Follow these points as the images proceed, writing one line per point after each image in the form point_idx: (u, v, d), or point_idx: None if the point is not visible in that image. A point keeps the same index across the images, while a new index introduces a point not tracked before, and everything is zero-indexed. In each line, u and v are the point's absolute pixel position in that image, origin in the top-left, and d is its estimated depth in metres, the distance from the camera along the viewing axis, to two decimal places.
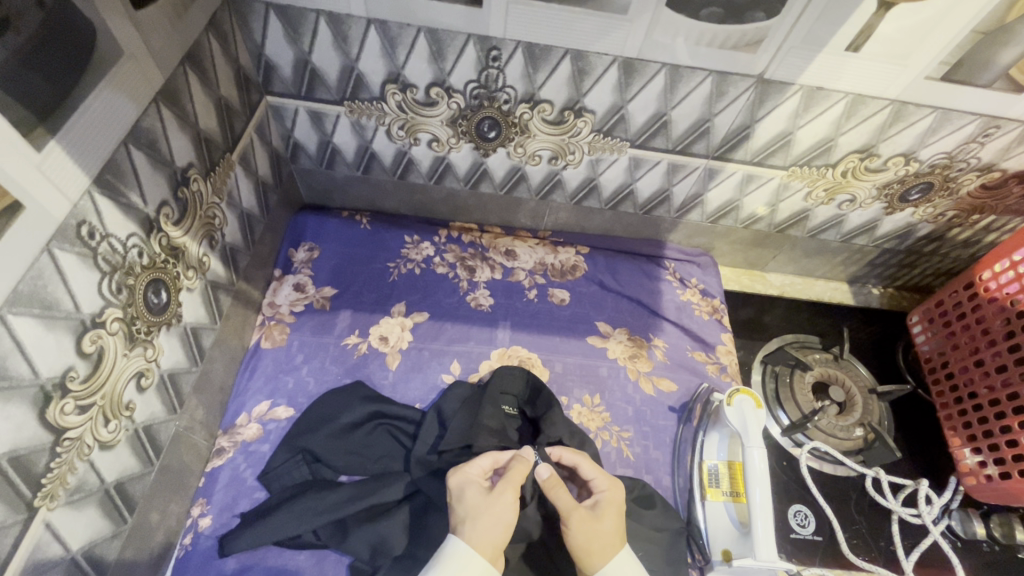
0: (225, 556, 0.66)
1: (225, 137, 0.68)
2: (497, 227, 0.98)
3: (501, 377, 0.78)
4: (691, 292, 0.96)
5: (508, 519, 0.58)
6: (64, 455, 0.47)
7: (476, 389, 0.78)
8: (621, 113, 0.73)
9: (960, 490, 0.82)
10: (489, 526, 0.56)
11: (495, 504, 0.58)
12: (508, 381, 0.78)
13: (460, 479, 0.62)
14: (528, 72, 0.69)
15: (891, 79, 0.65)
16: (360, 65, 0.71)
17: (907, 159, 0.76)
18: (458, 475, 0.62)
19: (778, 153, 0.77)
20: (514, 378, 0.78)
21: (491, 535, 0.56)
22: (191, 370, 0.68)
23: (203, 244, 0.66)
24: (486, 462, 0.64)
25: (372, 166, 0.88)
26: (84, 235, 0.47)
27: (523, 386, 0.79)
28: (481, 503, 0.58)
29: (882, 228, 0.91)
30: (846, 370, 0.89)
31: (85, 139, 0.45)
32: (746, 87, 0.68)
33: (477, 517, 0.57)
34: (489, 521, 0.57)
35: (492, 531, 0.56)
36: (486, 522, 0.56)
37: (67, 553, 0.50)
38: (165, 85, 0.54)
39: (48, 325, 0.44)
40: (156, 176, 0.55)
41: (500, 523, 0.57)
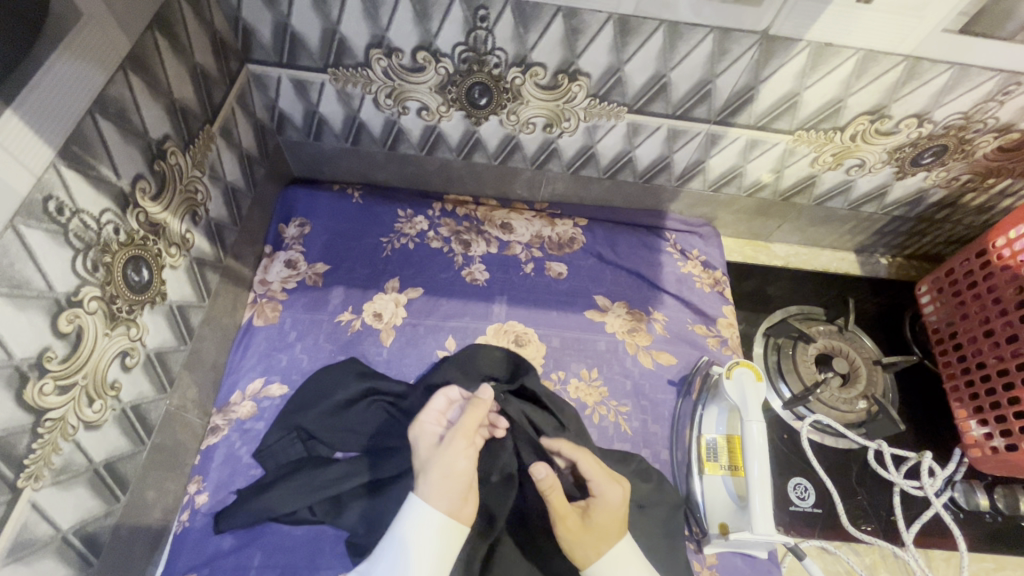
0: (221, 533, 0.66)
1: (203, 108, 0.66)
2: (493, 200, 0.96)
3: (478, 355, 0.76)
4: (692, 264, 0.93)
5: (462, 468, 0.57)
6: (46, 436, 0.47)
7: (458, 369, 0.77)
8: (618, 75, 0.70)
9: (964, 461, 0.81)
10: (441, 478, 0.57)
11: (448, 450, 0.59)
12: (487, 359, 0.76)
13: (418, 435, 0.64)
14: (519, 33, 0.66)
15: (905, 33, 0.61)
16: (342, 28, 0.67)
17: (920, 120, 0.72)
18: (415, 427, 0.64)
19: (784, 116, 0.74)
20: (492, 356, 0.77)
21: (446, 476, 0.57)
22: (180, 349, 0.67)
23: (185, 220, 0.65)
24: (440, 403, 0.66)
25: (361, 137, 0.85)
26: (52, 211, 0.45)
27: (504, 362, 0.77)
28: (434, 454, 0.59)
29: (892, 194, 0.87)
30: (850, 342, 0.87)
31: (45, 109, 0.42)
32: (750, 44, 0.64)
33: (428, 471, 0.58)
34: (449, 466, 0.57)
35: (451, 481, 0.57)
36: (441, 473, 0.57)
37: (57, 532, 0.50)
38: (132, 51, 0.51)
39: (19, 305, 0.43)
40: (128, 148, 0.53)
41: (452, 466, 0.57)
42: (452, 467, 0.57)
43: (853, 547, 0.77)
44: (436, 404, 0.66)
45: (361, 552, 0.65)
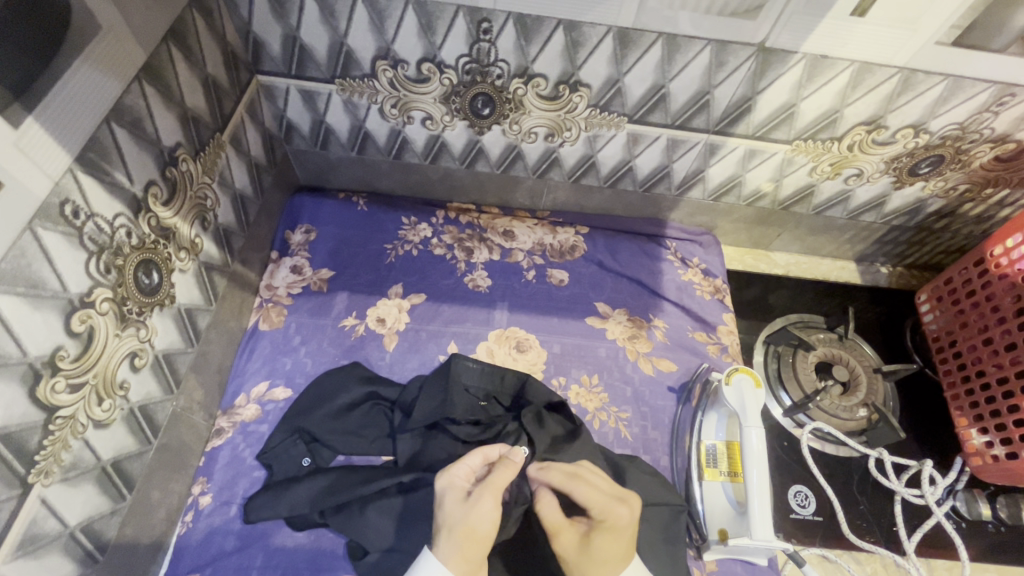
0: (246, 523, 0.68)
1: (214, 117, 0.68)
2: (496, 208, 0.97)
3: (460, 372, 0.75)
4: (692, 272, 0.94)
5: (485, 531, 0.55)
6: (57, 432, 0.48)
7: (436, 378, 0.76)
8: (617, 86, 0.71)
9: (966, 470, 0.81)
10: (464, 537, 0.54)
11: (475, 509, 0.56)
12: (468, 376, 0.76)
13: (447, 489, 0.59)
14: (520, 45, 0.68)
15: (898, 45, 0.62)
16: (349, 41, 0.69)
17: (916, 130, 0.74)
18: (444, 478, 0.61)
19: (782, 126, 0.75)
20: (471, 372, 0.76)
21: (474, 538, 0.55)
22: (187, 351, 0.68)
23: (195, 225, 0.66)
24: (475, 460, 0.62)
25: (367, 146, 0.87)
26: (68, 214, 0.47)
27: (483, 376, 0.76)
28: (461, 509, 0.57)
29: (891, 204, 0.88)
30: (850, 350, 0.87)
31: (65, 117, 0.44)
32: (747, 56, 0.66)
33: (453, 530, 0.55)
34: (472, 542, 0.54)
35: (473, 541, 0.54)
36: (466, 531, 0.55)
37: (65, 529, 0.51)
38: (148, 62, 0.53)
39: (35, 304, 0.44)
40: (142, 155, 0.55)
41: (479, 532, 0.55)
42: (473, 524, 0.55)
43: (854, 556, 0.76)
44: (470, 461, 0.62)
45: (361, 556, 0.66)
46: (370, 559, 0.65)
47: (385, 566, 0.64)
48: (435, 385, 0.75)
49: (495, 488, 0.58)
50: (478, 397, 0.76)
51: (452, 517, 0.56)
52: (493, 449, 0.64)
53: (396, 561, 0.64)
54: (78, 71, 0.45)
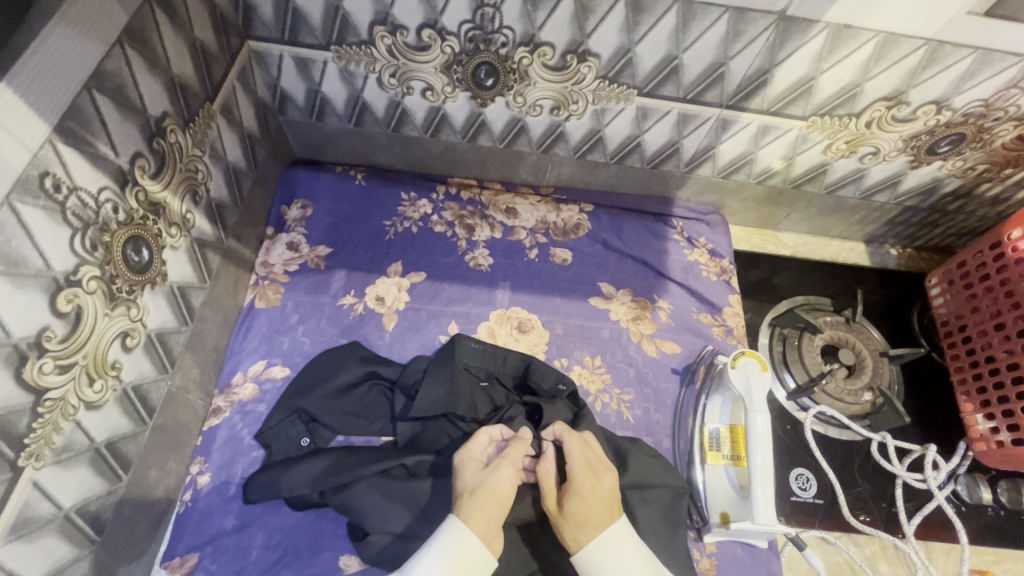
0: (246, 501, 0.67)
1: (204, 85, 0.64)
2: (498, 183, 0.94)
3: (462, 352, 0.74)
4: (698, 252, 0.92)
5: (505, 492, 0.56)
6: (46, 415, 0.46)
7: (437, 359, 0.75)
8: (628, 56, 0.68)
9: (969, 455, 0.80)
10: (485, 498, 0.55)
11: (493, 474, 0.57)
12: (470, 356, 0.75)
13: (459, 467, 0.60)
14: (527, 10, 0.64)
15: (927, 15, 0.59)
16: (345, 4, 0.66)
17: (939, 107, 0.70)
18: (462, 451, 0.61)
19: (798, 101, 0.72)
20: (473, 352, 0.75)
21: (491, 504, 0.55)
22: (181, 330, 0.66)
23: (186, 200, 0.64)
24: (484, 436, 0.63)
25: (365, 117, 0.83)
26: (49, 188, 0.44)
27: (485, 357, 0.75)
28: (479, 476, 0.58)
29: (905, 184, 0.86)
30: (857, 334, 0.85)
31: (39, 84, 0.41)
32: (766, 25, 0.62)
33: (474, 495, 0.56)
34: (495, 509, 0.55)
35: (492, 502, 0.55)
36: (486, 495, 0.55)
37: (60, 511, 0.50)
38: (130, 25, 0.50)
39: (17, 283, 0.42)
40: (127, 125, 0.52)
41: (498, 497, 0.56)
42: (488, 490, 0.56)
43: (853, 538, 0.76)
44: (480, 436, 0.63)
45: (361, 537, 0.65)
46: (369, 540, 0.64)
47: (385, 547, 0.64)
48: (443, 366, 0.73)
49: (513, 453, 0.60)
50: (480, 377, 0.75)
51: (472, 481, 0.57)
52: (497, 429, 0.65)
53: (394, 541, 0.64)
54: (53, 33, 0.42)
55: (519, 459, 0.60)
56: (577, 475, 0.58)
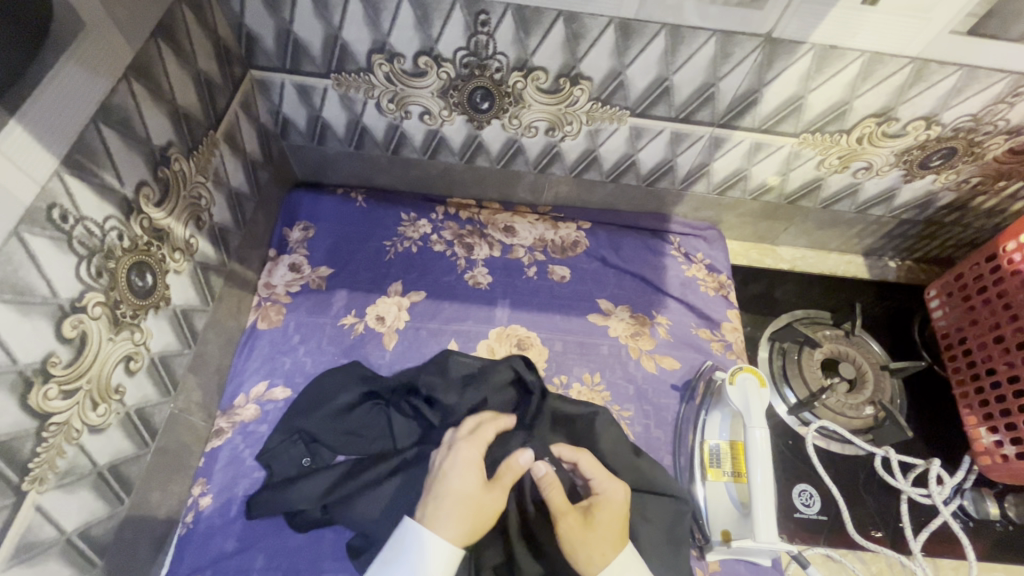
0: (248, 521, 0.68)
1: (207, 114, 0.66)
2: (497, 202, 0.96)
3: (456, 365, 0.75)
4: (696, 267, 0.92)
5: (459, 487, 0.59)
6: (50, 439, 0.47)
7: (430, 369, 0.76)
8: (619, 79, 0.69)
9: (974, 469, 0.79)
10: (442, 500, 0.58)
11: (452, 471, 0.60)
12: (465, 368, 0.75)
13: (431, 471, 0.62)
14: (520, 37, 0.66)
15: (910, 34, 0.60)
16: (344, 34, 0.68)
17: (928, 122, 0.71)
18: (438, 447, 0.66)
19: (789, 119, 0.73)
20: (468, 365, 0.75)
21: (471, 513, 0.57)
22: (184, 353, 0.68)
23: (189, 225, 0.65)
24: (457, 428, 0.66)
25: (364, 140, 0.85)
26: (56, 218, 0.45)
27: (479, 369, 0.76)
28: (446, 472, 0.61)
29: (900, 197, 0.86)
30: (857, 347, 0.85)
31: (47, 119, 0.43)
32: (753, 47, 0.64)
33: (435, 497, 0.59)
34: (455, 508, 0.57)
35: (453, 504, 0.57)
36: (446, 497, 0.58)
37: (62, 535, 0.51)
38: (136, 60, 0.52)
39: (23, 311, 0.44)
40: (132, 155, 0.54)
41: (456, 492, 0.58)
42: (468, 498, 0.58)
43: (859, 555, 0.76)
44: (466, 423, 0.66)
45: (361, 557, 0.65)
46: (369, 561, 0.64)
47: None
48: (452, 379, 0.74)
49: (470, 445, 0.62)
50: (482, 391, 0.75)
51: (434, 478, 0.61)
52: (503, 419, 0.67)
53: None
54: (61, 71, 0.44)
55: (478, 448, 0.62)
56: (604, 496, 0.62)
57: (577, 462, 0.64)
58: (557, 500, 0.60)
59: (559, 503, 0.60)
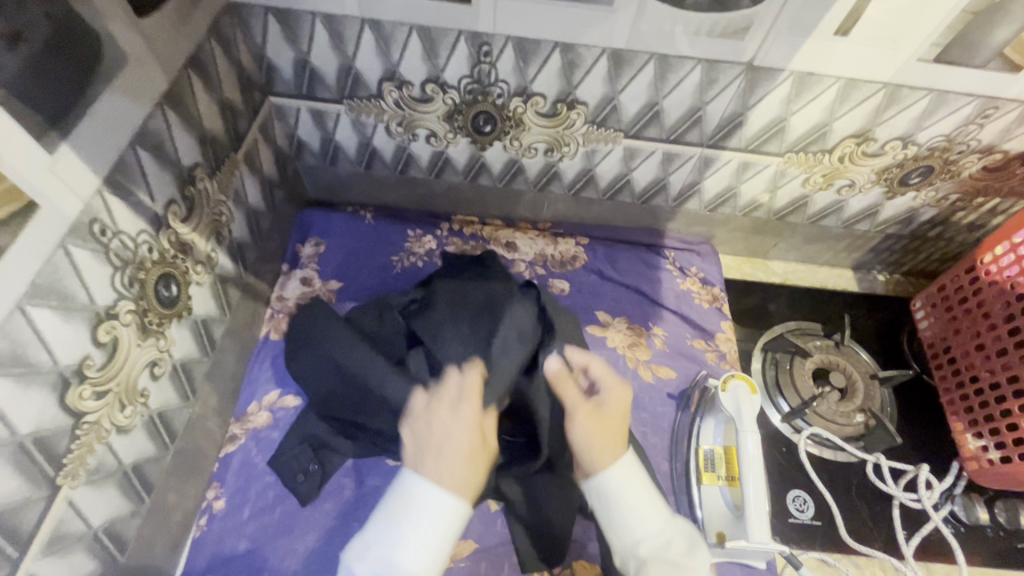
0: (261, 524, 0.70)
1: (229, 137, 0.71)
2: (499, 219, 1.00)
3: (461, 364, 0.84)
4: (690, 281, 0.96)
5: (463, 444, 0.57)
6: (83, 437, 0.51)
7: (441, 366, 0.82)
8: (613, 103, 0.74)
9: (964, 475, 0.82)
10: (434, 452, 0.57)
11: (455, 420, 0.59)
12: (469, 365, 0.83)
13: (408, 417, 0.63)
14: (520, 65, 0.71)
15: (881, 62, 0.65)
16: (357, 64, 0.73)
17: (905, 142, 0.76)
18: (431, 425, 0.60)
19: (773, 139, 0.77)
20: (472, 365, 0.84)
21: (457, 450, 0.57)
22: (202, 360, 0.71)
23: (210, 240, 0.70)
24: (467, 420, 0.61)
25: (374, 161, 0.90)
26: (96, 232, 0.50)
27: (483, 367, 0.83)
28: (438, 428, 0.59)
29: (884, 213, 0.90)
30: (846, 356, 0.90)
31: (93, 141, 0.48)
32: (736, 74, 0.69)
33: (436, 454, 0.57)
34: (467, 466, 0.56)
35: (447, 446, 0.57)
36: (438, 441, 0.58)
37: (89, 529, 0.54)
38: (170, 89, 0.57)
39: (66, 316, 0.47)
40: (163, 175, 0.58)
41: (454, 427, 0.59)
42: (453, 444, 0.57)
43: (853, 560, 0.77)
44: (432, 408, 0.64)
45: None
46: None
47: None
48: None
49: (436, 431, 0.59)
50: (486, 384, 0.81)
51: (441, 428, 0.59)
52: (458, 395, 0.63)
53: None
54: (107, 98, 0.49)
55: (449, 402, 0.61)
56: (605, 397, 0.64)
57: (588, 365, 0.67)
58: (569, 397, 0.64)
59: (571, 400, 0.64)
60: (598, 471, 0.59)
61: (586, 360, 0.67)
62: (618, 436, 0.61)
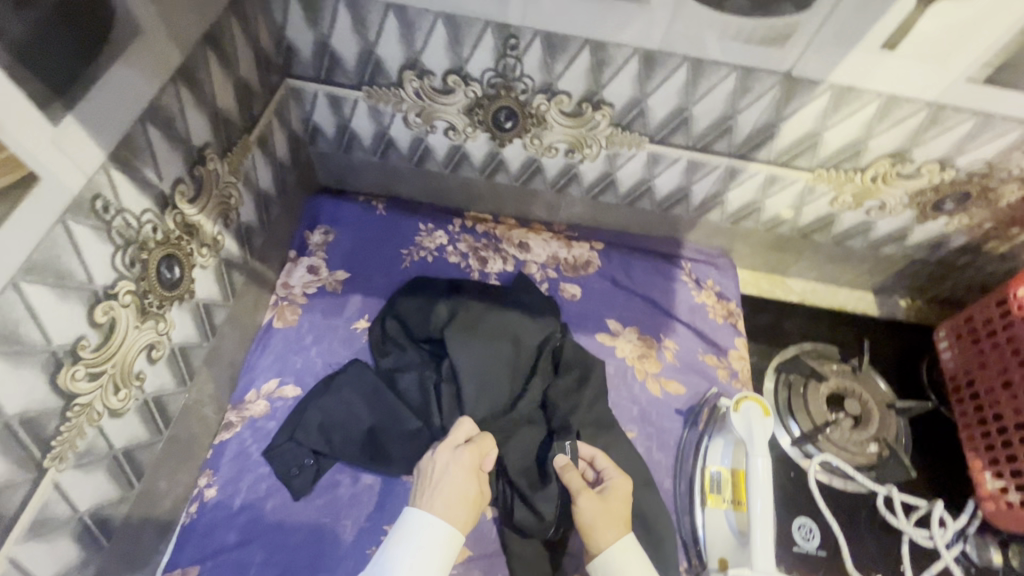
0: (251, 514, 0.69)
1: (243, 118, 0.70)
2: (513, 219, 0.97)
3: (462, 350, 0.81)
4: (706, 294, 0.93)
5: (465, 495, 0.62)
6: (74, 419, 0.49)
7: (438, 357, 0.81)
8: (640, 106, 0.72)
9: (978, 514, 0.79)
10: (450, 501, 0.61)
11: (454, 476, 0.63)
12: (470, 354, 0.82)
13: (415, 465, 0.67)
14: (547, 62, 0.69)
15: (925, 80, 0.62)
16: (379, 50, 0.71)
17: (942, 165, 0.73)
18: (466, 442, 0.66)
19: (804, 154, 0.75)
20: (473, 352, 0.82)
21: (455, 491, 0.62)
22: (202, 345, 0.70)
23: (218, 222, 0.68)
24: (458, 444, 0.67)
25: (390, 152, 0.88)
26: (98, 209, 0.48)
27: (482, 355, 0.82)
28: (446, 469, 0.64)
29: (912, 237, 0.87)
30: (863, 383, 0.87)
31: (101, 114, 0.46)
32: (772, 84, 0.66)
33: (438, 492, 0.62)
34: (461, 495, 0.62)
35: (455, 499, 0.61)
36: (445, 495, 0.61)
37: (75, 513, 0.53)
38: (184, 65, 0.55)
39: (62, 294, 0.46)
40: (173, 153, 0.57)
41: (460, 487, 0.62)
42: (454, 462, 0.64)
43: None
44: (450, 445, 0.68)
45: None
46: None
47: None
48: (504, 326, 0.78)
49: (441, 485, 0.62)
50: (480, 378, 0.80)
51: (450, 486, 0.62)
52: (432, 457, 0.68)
53: None
54: (118, 70, 0.47)
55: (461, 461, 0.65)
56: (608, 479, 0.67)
57: (594, 457, 0.70)
58: (575, 482, 0.66)
59: (578, 484, 0.66)
60: (604, 547, 0.61)
61: (592, 453, 0.71)
62: (622, 517, 0.63)
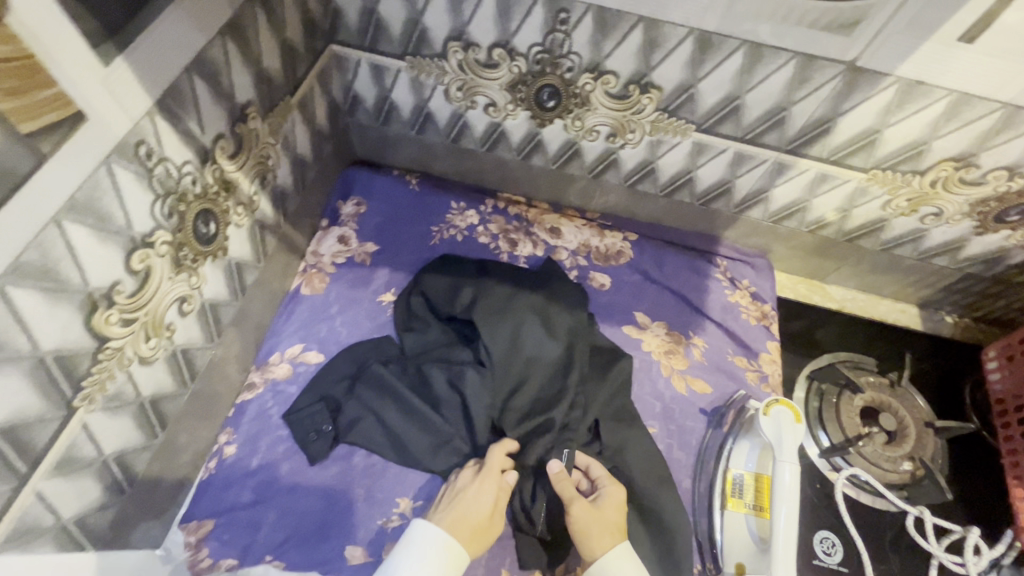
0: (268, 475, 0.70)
1: (286, 80, 0.69)
2: (546, 203, 0.96)
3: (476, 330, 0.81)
4: (740, 294, 0.90)
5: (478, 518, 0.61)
6: (105, 362, 0.49)
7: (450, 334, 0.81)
8: (690, 91, 0.69)
9: (1017, 546, 0.74)
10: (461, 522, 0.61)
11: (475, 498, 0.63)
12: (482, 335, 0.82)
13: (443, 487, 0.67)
14: (597, 39, 0.66)
15: (1004, 78, 0.58)
16: (425, 19, 0.70)
17: (1011, 172, 0.68)
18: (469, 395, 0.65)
19: (860, 152, 0.71)
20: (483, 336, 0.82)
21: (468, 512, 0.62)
22: (231, 304, 0.70)
23: (255, 183, 0.68)
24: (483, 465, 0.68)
25: (427, 126, 0.87)
26: (141, 155, 0.48)
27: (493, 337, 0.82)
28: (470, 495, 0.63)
29: (967, 249, 0.82)
30: (900, 399, 0.82)
31: (150, 59, 0.46)
32: (834, 74, 0.62)
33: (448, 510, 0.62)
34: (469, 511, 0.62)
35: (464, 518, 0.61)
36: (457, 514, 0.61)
37: (100, 456, 0.53)
38: (233, 19, 0.55)
39: (101, 237, 0.46)
40: (216, 108, 0.57)
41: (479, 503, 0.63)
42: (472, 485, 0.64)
43: None
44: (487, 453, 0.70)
45: None
46: None
47: None
48: (529, 305, 0.77)
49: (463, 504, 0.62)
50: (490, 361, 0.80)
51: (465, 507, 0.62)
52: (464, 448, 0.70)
53: None
54: (169, 17, 0.46)
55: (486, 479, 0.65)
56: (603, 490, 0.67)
57: (589, 466, 0.70)
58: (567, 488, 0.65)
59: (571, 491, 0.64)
60: (599, 555, 0.59)
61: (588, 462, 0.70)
62: (615, 526, 0.62)
